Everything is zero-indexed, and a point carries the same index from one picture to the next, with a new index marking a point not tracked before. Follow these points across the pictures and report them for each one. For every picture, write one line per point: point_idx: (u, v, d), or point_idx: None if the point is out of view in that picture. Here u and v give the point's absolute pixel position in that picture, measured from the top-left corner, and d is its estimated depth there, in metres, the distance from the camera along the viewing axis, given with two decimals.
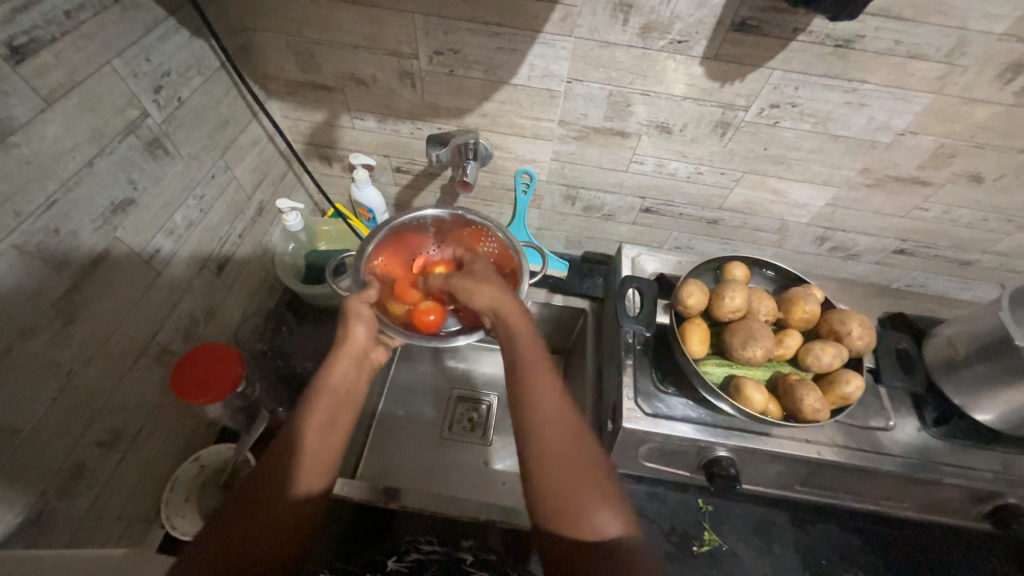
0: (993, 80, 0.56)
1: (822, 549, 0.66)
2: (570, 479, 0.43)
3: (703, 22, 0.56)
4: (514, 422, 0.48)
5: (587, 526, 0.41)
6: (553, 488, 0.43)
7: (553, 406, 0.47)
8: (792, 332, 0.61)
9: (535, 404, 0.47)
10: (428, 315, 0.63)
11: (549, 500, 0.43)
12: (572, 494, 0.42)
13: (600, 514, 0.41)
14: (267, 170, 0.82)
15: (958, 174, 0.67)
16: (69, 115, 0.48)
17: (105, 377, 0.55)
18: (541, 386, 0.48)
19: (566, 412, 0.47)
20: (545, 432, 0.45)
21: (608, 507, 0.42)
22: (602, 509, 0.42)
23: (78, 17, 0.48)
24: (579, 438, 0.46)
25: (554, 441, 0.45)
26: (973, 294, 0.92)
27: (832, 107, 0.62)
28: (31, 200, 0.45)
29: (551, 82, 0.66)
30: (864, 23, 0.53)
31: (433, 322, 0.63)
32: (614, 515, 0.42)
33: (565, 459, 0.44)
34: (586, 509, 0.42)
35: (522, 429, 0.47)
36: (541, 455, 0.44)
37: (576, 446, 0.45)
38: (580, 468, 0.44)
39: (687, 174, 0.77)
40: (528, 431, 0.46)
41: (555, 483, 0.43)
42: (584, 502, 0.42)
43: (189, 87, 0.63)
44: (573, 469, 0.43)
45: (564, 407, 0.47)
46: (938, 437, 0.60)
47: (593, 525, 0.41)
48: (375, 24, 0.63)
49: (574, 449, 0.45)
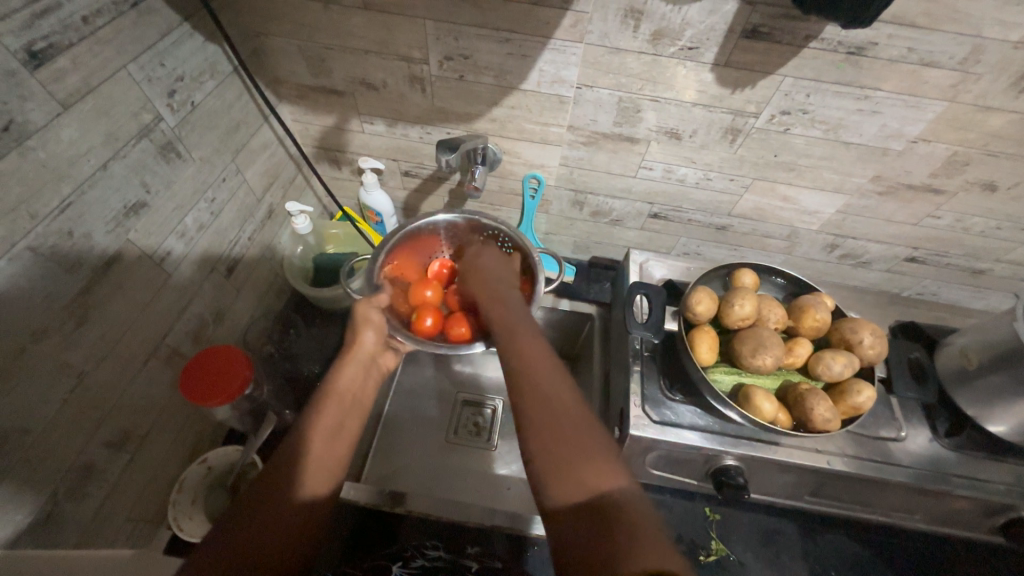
0: (1009, 88, 0.55)
1: (831, 560, 0.66)
2: (567, 443, 0.42)
3: (714, 29, 0.56)
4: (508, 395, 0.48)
5: (585, 487, 0.40)
6: (550, 453, 0.42)
7: (549, 377, 0.47)
8: (803, 340, 0.60)
9: (528, 365, 0.49)
10: (459, 326, 0.65)
11: (545, 464, 0.42)
12: (567, 457, 0.42)
13: (597, 474, 0.40)
14: (277, 174, 0.83)
15: (971, 182, 0.67)
16: (86, 119, 0.48)
17: (116, 378, 0.55)
18: (534, 358, 0.49)
19: (564, 384, 0.47)
20: (538, 397, 0.46)
21: (602, 465, 0.41)
22: (595, 468, 0.41)
23: (95, 23, 0.48)
24: (574, 406, 0.45)
25: (549, 405, 0.45)
26: (985, 303, 0.91)
27: (843, 114, 0.62)
28: (47, 202, 0.46)
29: (560, 88, 0.66)
30: (877, 30, 0.53)
31: (465, 333, 0.65)
32: (611, 476, 0.40)
33: (561, 425, 0.43)
34: (582, 471, 0.41)
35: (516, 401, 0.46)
36: (535, 420, 0.44)
37: (573, 413, 0.45)
38: (578, 435, 0.43)
39: (696, 180, 0.77)
40: (522, 399, 0.46)
41: (550, 448, 0.42)
42: (582, 464, 0.41)
43: (202, 91, 0.63)
44: (568, 432, 0.43)
45: (565, 384, 0.47)
46: (950, 449, 0.59)
47: (592, 485, 0.40)
48: (386, 30, 0.64)
49: (572, 418, 0.44)
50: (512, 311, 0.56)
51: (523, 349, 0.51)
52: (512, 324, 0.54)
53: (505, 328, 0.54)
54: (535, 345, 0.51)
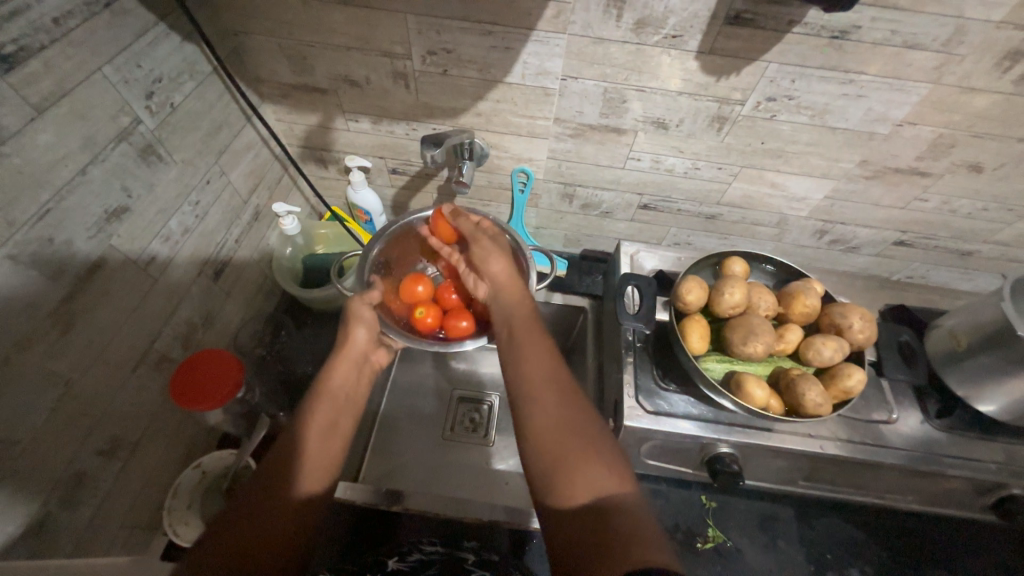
0: (992, 68, 0.55)
1: (826, 543, 0.66)
2: (563, 440, 0.43)
3: (697, 16, 0.55)
4: (508, 393, 0.49)
5: (581, 487, 0.40)
6: (546, 450, 0.43)
7: (547, 374, 0.48)
8: (793, 326, 0.61)
9: (526, 364, 0.49)
10: (458, 321, 0.65)
11: (545, 462, 0.43)
12: (568, 457, 0.42)
13: (596, 472, 0.41)
14: (263, 174, 0.82)
15: (958, 164, 0.67)
16: (61, 124, 0.48)
17: (105, 384, 0.55)
18: (534, 354, 0.50)
19: (562, 382, 0.48)
20: (538, 394, 0.47)
21: (600, 465, 0.42)
22: (593, 466, 0.41)
23: (67, 24, 0.47)
24: (570, 404, 0.46)
25: (547, 404, 0.46)
26: (974, 284, 0.92)
27: (829, 99, 0.62)
28: (24, 209, 0.45)
29: (545, 80, 0.66)
30: (860, 13, 0.52)
31: (464, 329, 0.65)
32: (607, 475, 0.41)
33: (558, 422, 0.44)
34: (580, 469, 0.41)
35: (516, 400, 0.48)
36: (534, 419, 0.45)
37: (569, 411, 0.45)
38: (575, 433, 0.44)
39: (685, 170, 0.77)
40: (522, 400, 0.47)
41: (546, 445, 0.43)
42: (580, 463, 0.42)
43: (182, 92, 0.62)
44: (567, 430, 0.44)
45: (563, 381, 0.48)
46: (942, 429, 0.60)
47: (589, 483, 0.41)
48: (367, 26, 0.63)
49: (571, 414, 0.45)
50: (512, 306, 0.56)
51: (523, 347, 0.51)
52: (512, 321, 0.55)
53: (505, 326, 0.54)
54: (535, 342, 0.52)
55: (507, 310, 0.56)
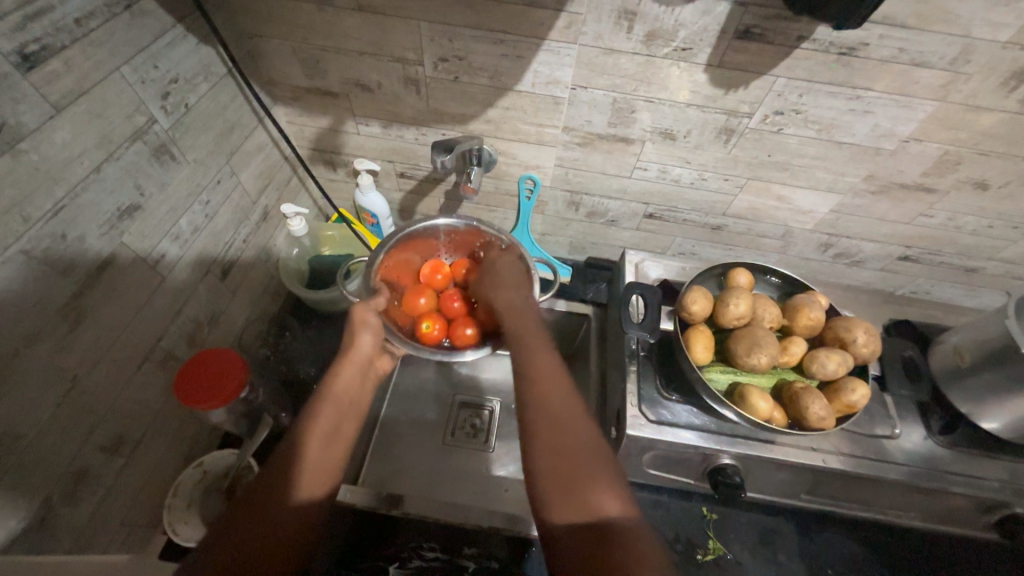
0: (998, 88, 0.56)
1: (827, 558, 0.66)
2: (565, 457, 0.43)
3: (707, 29, 0.56)
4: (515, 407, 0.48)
5: (578, 504, 0.41)
6: (551, 467, 0.43)
7: (551, 389, 0.48)
8: (797, 339, 0.60)
9: (532, 381, 0.49)
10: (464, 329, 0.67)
11: (548, 480, 0.42)
12: (568, 475, 0.42)
13: (597, 491, 0.41)
14: (272, 175, 0.83)
15: (963, 181, 0.67)
16: (78, 122, 0.48)
17: (110, 382, 0.55)
18: (539, 369, 0.49)
19: (568, 394, 0.48)
20: (541, 410, 0.46)
21: (602, 483, 0.42)
22: (594, 485, 0.42)
23: (88, 25, 0.48)
24: (573, 416, 0.46)
25: (549, 421, 0.45)
26: (978, 301, 0.92)
27: (836, 114, 0.62)
28: (39, 205, 0.46)
29: (555, 89, 0.67)
30: (868, 31, 0.53)
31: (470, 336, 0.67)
32: (610, 491, 0.41)
33: (560, 439, 0.44)
34: (581, 485, 0.41)
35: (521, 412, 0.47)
36: (537, 438, 0.44)
37: (572, 424, 0.45)
38: (576, 448, 0.44)
39: (692, 180, 0.77)
40: (527, 416, 0.46)
41: (547, 463, 0.43)
42: (579, 482, 0.42)
43: (197, 93, 0.63)
44: (570, 446, 0.44)
45: (567, 392, 0.48)
46: (944, 446, 0.60)
47: (589, 500, 0.41)
48: (381, 31, 0.64)
49: (573, 428, 0.45)
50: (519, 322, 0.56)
51: (529, 363, 0.50)
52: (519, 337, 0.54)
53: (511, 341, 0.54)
54: (541, 356, 0.51)
55: (516, 325, 0.55)
